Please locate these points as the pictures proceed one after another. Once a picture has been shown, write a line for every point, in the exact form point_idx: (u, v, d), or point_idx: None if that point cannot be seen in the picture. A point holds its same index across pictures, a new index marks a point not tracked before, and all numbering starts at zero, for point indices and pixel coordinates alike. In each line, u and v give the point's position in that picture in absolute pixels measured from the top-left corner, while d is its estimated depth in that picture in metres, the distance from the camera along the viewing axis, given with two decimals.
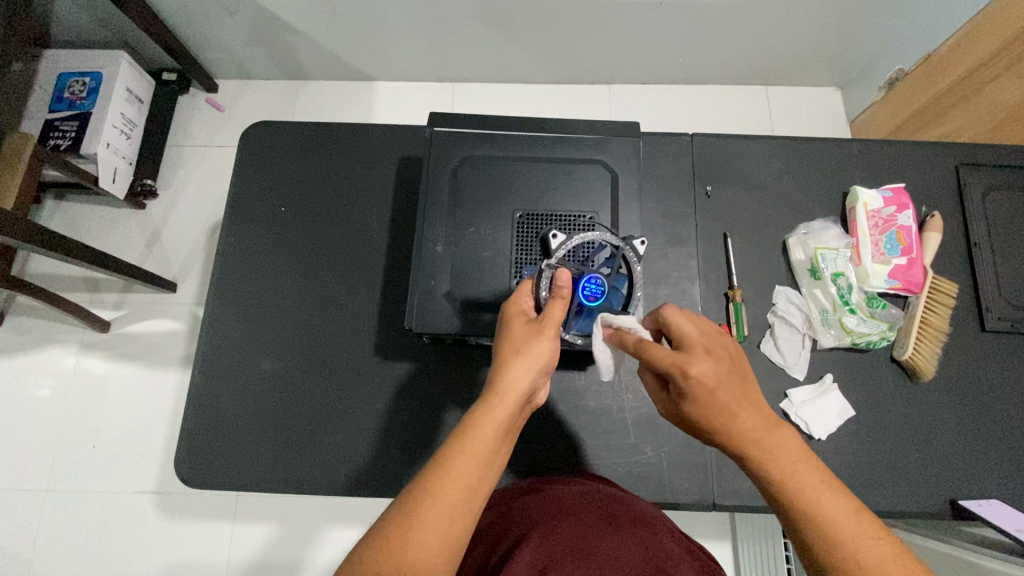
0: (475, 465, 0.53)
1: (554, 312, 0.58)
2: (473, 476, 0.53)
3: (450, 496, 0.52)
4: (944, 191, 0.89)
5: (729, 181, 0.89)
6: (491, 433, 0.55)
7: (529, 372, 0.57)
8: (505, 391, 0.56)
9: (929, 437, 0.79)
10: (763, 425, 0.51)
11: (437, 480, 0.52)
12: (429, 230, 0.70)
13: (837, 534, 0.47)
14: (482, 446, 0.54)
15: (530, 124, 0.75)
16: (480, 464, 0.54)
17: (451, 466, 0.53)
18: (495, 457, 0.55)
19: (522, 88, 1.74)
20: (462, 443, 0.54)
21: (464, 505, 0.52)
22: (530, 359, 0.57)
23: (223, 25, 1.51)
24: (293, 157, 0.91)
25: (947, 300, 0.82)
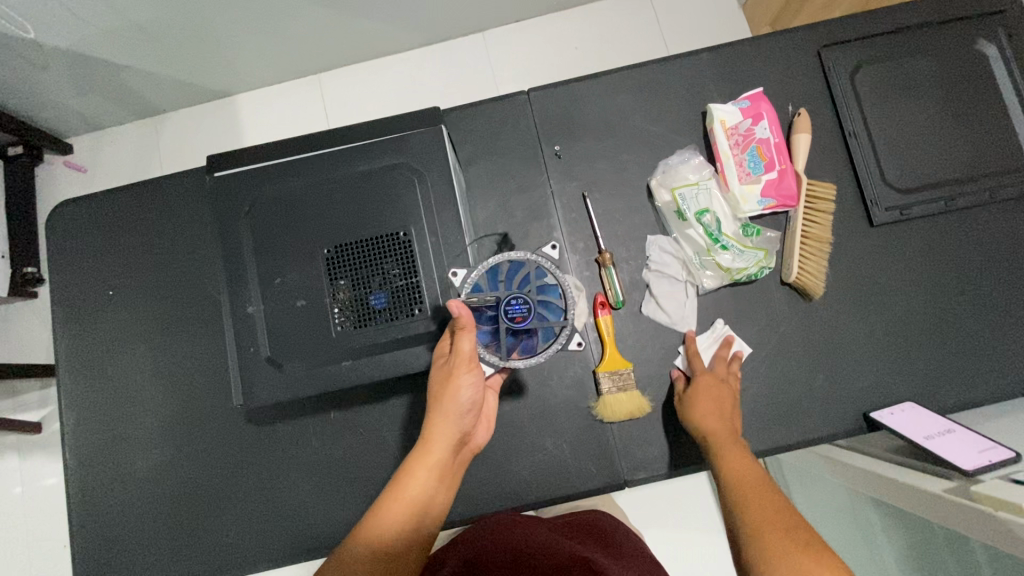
0: (408, 510, 0.59)
1: (463, 348, 0.58)
2: (408, 521, 0.59)
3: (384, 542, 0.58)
4: (810, 81, 0.80)
5: (577, 133, 0.81)
6: (421, 479, 0.60)
7: (449, 416, 0.61)
8: (430, 439, 0.61)
9: (833, 353, 0.75)
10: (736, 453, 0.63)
11: (372, 526, 0.58)
12: (236, 291, 0.63)
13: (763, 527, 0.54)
14: (414, 492, 0.60)
15: (319, 140, 0.66)
16: (412, 508, 0.60)
17: (385, 513, 0.59)
18: (429, 500, 0.61)
19: (392, 62, 1.60)
20: (396, 490, 0.60)
21: (399, 546, 0.58)
22: (450, 406, 0.61)
23: (42, 82, 1.36)
24: (108, 232, 0.82)
25: (826, 207, 0.75)
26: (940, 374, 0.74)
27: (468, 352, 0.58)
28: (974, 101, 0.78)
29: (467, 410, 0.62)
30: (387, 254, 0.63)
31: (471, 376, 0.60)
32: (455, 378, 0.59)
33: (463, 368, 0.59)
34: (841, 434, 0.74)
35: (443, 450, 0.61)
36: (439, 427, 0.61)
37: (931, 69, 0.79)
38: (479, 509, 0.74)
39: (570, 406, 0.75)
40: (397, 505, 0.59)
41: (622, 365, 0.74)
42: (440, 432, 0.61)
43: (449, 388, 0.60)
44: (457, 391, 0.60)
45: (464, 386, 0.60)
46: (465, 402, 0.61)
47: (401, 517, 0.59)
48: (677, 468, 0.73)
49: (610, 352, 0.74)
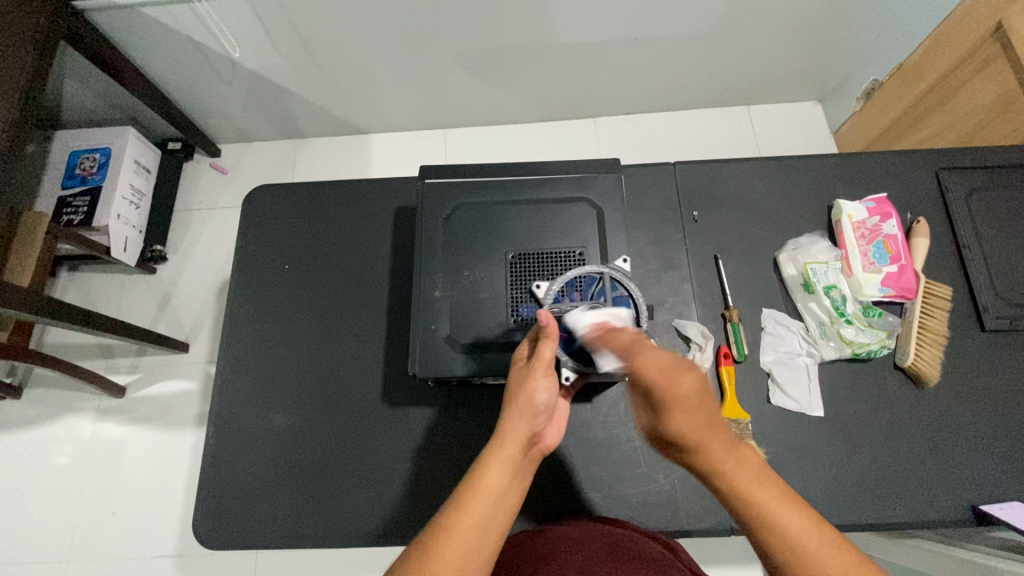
0: (489, 504, 0.56)
1: (543, 352, 0.62)
2: (489, 515, 0.56)
3: (468, 534, 0.54)
4: (927, 196, 0.91)
5: (714, 204, 0.92)
6: (497, 471, 0.58)
7: (523, 417, 0.62)
8: (503, 434, 0.61)
9: (943, 442, 0.79)
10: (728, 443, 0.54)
11: (453, 517, 0.55)
12: (427, 276, 0.73)
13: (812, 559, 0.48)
14: (492, 484, 0.57)
15: (515, 168, 0.79)
16: (492, 503, 0.56)
17: (467, 504, 0.56)
18: (508, 495, 0.58)
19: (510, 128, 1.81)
20: (475, 483, 0.57)
21: (481, 542, 0.54)
22: (523, 403, 0.62)
23: (222, 94, 1.59)
24: (295, 215, 0.95)
25: (942, 304, 0.83)
26: None
27: (548, 356, 0.62)
28: None
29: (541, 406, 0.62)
30: (561, 268, 0.73)
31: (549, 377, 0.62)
32: (534, 379, 0.62)
33: (540, 369, 0.62)
34: (948, 523, 0.76)
35: (516, 448, 0.60)
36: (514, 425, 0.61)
37: None
38: None
39: None
40: (478, 498, 0.56)
41: (741, 415, 0.79)
42: (514, 428, 0.61)
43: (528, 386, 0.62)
44: (535, 390, 0.62)
45: (540, 387, 0.62)
46: (540, 403, 0.62)
47: (483, 510, 0.56)
48: None
49: (730, 399, 0.79)
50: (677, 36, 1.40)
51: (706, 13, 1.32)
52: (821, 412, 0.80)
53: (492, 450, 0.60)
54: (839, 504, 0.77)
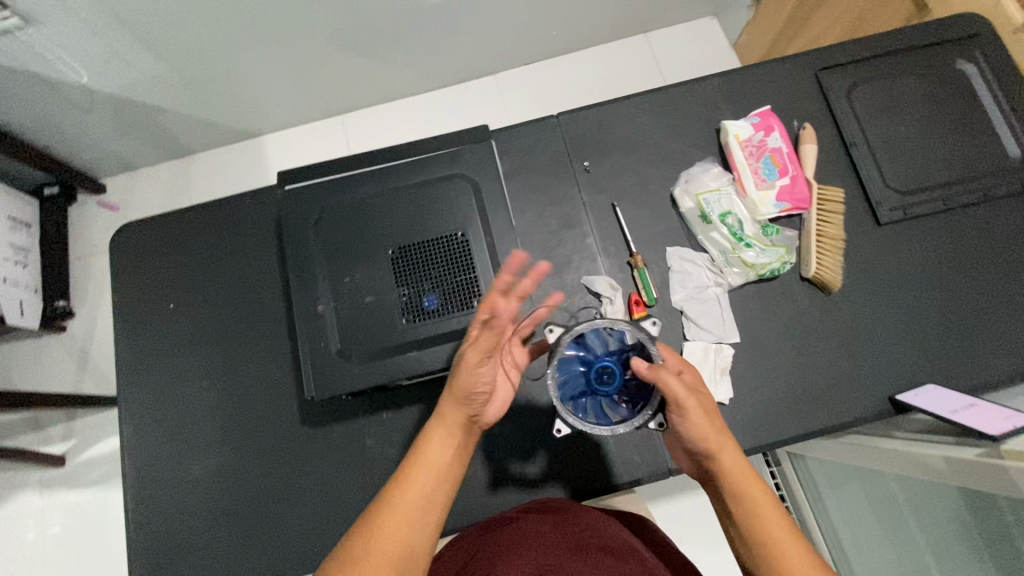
0: (428, 481, 0.56)
1: (480, 343, 0.56)
2: (422, 496, 0.55)
3: (407, 513, 0.54)
4: (811, 100, 0.90)
5: (604, 150, 0.89)
6: (436, 451, 0.57)
7: (459, 396, 0.58)
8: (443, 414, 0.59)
9: (856, 343, 0.80)
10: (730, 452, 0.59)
11: (395, 496, 0.55)
12: (307, 292, 0.69)
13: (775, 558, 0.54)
14: (434, 461, 0.57)
15: (380, 156, 0.73)
16: (429, 480, 0.56)
17: (406, 481, 0.56)
18: (445, 474, 0.57)
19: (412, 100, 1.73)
20: (413, 460, 0.57)
21: (415, 522, 0.54)
22: (461, 387, 0.58)
23: (84, 125, 1.43)
24: (169, 249, 0.88)
25: (836, 209, 0.83)
26: (956, 358, 0.79)
27: (488, 344, 0.56)
28: (962, 114, 0.88)
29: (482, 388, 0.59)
30: (446, 254, 0.69)
31: (484, 363, 0.57)
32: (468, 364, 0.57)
33: (473, 357, 0.56)
34: (868, 416, 0.78)
35: (459, 427, 0.59)
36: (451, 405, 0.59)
37: (920, 88, 0.89)
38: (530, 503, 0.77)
39: None
40: (418, 472, 0.56)
41: None
42: (450, 409, 0.59)
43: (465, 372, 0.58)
44: (472, 376, 0.57)
45: (478, 370, 0.57)
46: (479, 384, 0.58)
47: (423, 485, 0.56)
48: None
49: None
50: None
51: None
52: (739, 338, 0.81)
53: (432, 429, 0.59)
54: (769, 423, 0.78)
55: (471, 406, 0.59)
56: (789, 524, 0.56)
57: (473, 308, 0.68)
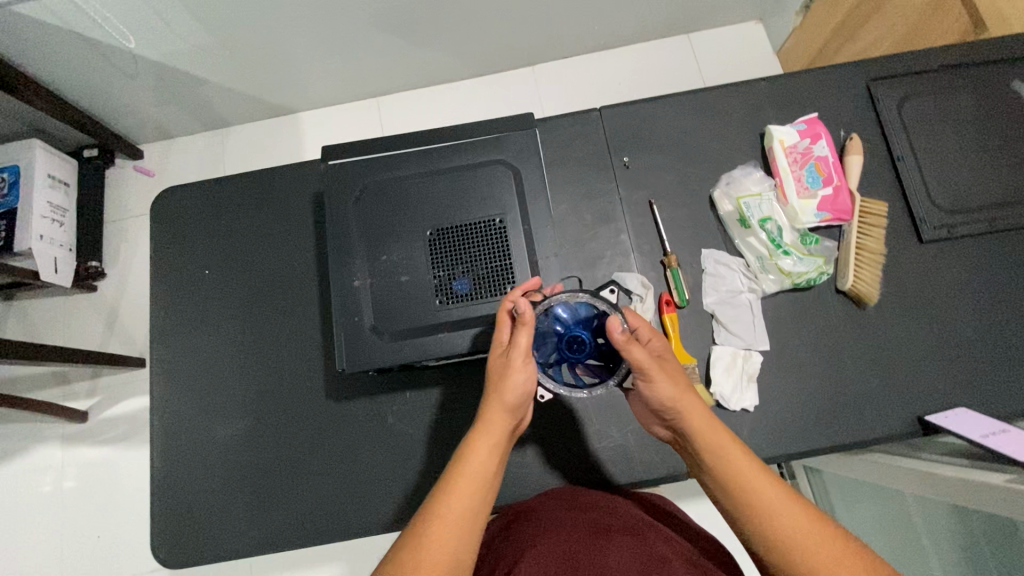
0: (475, 489, 0.56)
1: (519, 339, 0.60)
2: (472, 506, 0.55)
3: (457, 519, 0.54)
4: (860, 111, 0.88)
5: (645, 147, 0.88)
6: (482, 461, 0.57)
7: (505, 404, 0.60)
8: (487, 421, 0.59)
9: (888, 359, 0.79)
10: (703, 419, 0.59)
11: (443, 504, 0.54)
12: (344, 267, 0.70)
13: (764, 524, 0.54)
14: (478, 470, 0.57)
15: (425, 137, 0.74)
16: (474, 488, 0.56)
17: (454, 490, 0.55)
18: (490, 485, 0.57)
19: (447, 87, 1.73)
20: (459, 468, 0.56)
21: (467, 531, 0.54)
22: (506, 394, 0.60)
23: (127, 91, 1.46)
24: (209, 215, 0.89)
25: (878, 222, 0.82)
26: (991, 383, 0.77)
27: (525, 345, 0.60)
28: (1016, 135, 0.85)
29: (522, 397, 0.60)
30: (483, 239, 0.69)
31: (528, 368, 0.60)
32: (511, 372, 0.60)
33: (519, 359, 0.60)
34: (894, 435, 0.77)
35: (503, 436, 0.60)
36: (494, 413, 0.60)
37: (974, 106, 0.87)
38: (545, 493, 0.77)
39: None
40: (465, 481, 0.56)
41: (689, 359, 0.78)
42: (493, 416, 0.60)
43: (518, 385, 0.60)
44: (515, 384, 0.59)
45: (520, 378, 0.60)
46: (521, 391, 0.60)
47: (471, 494, 0.55)
48: None
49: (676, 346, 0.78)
50: None
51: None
52: (769, 345, 0.80)
53: (475, 437, 0.59)
54: (793, 433, 0.78)
55: (513, 415, 0.61)
56: (758, 465, 0.57)
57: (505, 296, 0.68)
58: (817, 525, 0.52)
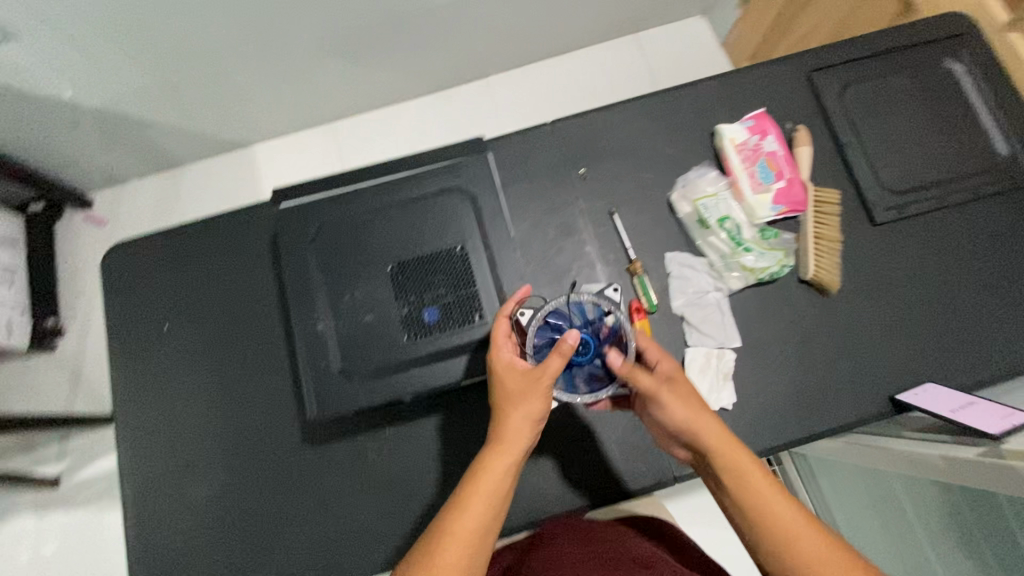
0: (487, 506, 0.56)
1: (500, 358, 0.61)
2: (484, 524, 0.55)
3: (468, 538, 0.54)
4: (804, 102, 0.90)
5: (600, 156, 0.88)
6: (496, 478, 0.57)
7: (524, 416, 0.59)
8: (505, 436, 0.59)
9: (855, 343, 0.81)
10: (723, 438, 0.60)
11: (455, 521, 0.55)
12: (306, 312, 0.68)
13: (789, 549, 0.54)
14: (492, 487, 0.57)
15: (377, 171, 0.73)
16: (487, 506, 0.56)
17: (467, 509, 0.56)
18: (504, 499, 0.57)
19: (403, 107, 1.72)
20: (474, 485, 0.57)
21: (478, 548, 0.55)
22: (524, 408, 0.59)
23: (68, 140, 1.41)
24: (164, 268, 0.86)
25: (832, 210, 0.84)
26: (954, 356, 0.80)
27: (506, 361, 0.61)
28: (949, 114, 0.89)
29: (540, 413, 0.60)
30: (446, 268, 0.68)
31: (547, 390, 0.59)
32: (530, 390, 0.59)
33: (538, 377, 0.59)
34: (869, 417, 0.79)
35: (520, 452, 0.59)
36: (512, 428, 0.59)
37: (908, 89, 0.90)
38: (536, 515, 0.77)
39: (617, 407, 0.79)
40: (478, 500, 0.56)
41: None
42: (512, 430, 0.59)
43: (532, 395, 0.59)
44: (531, 401, 0.59)
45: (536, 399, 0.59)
46: (539, 407, 0.59)
47: (483, 513, 0.56)
48: None
49: None
50: None
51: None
52: (741, 341, 0.81)
53: (491, 452, 0.58)
54: (773, 426, 0.78)
55: (534, 429, 0.60)
56: (773, 482, 0.58)
57: (479, 323, 0.67)
58: (836, 551, 0.53)
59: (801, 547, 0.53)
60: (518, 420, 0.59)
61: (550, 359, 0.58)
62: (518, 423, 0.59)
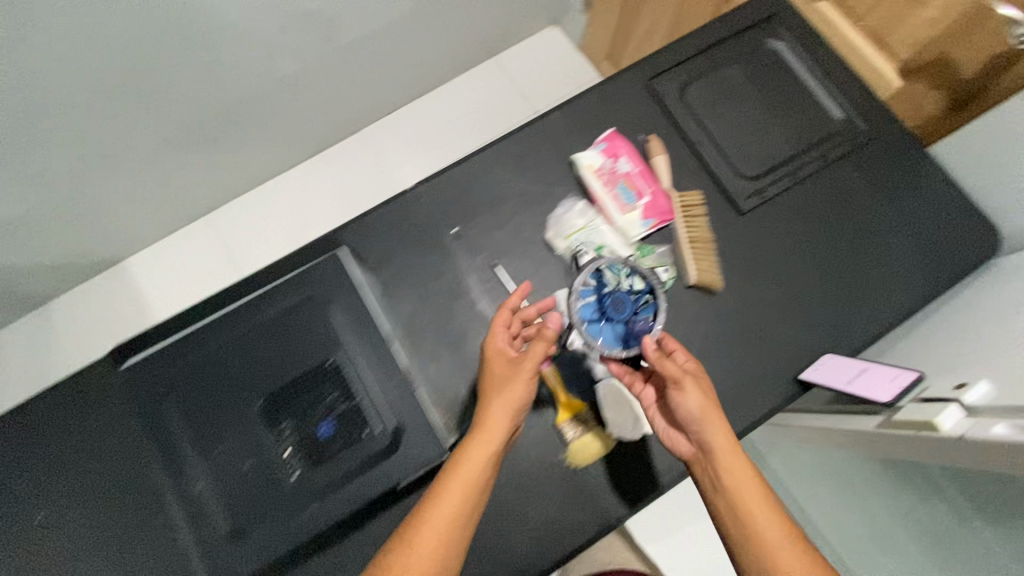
0: (464, 494, 0.63)
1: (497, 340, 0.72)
2: (464, 504, 0.62)
3: (445, 521, 0.61)
4: (651, 110, 0.92)
5: (469, 212, 0.87)
6: (476, 469, 0.64)
7: (504, 408, 0.68)
8: (487, 426, 0.67)
9: (753, 334, 0.83)
10: (724, 435, 0.65)
11: (432, 505, 0.62)
12: (180, 475, 0.72)
13: (753, 534, 0.61)
14: (470, 476, 0.63)
15: (225, 318, 0.77)
16: (464, 495, 0.62)
17: (446, 496, 0.62)
18: (481, 488, 0.64)
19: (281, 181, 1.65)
20: (455, 473, 0.63)
21: (454, 532, 0.61)
22: (506, 401, 0.68)
23: None
24: (17, 451, 0.75)
25: (698, 211, 0.86)
26: (844, 322, 0.83)
27: (500, 347, 0.72)
28: (784, 91, 0.93)
29: (520, 405, 0.68)
30: (313, 396, 0.75)
31: (527, 383, 0.69)
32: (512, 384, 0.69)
33: (523, 371, 0.69)
34: (783, 402, 0.80)
35: (500, 441, 0.67)
36: (494, 420, 0.67)
37: (743, 75, 0.93)
38: None
39: (546, 463, 0.77)
40: (457, 486, 0.63)
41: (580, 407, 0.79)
42: (494, 421, 0.67)
43: (514, 386, 0.69)
44: (513, 395, 0.68)
45: (519, 390, 0.69)
46: (517, 400, 0.68)
47: (459, 499, 0.62)
48: (656, 487, 0.78)
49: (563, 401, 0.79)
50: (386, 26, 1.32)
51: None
52: None
53: (473, 441, 0.66)
54: None
55: (512, 421, 0.68)
56: (756, 479, 0.64)
57: (356, 438, 0.74)
58: (789, 538, 0.61)
59: (763, 534, 0.61)
60: (498, 409, 0.67)
61: (536, 346, 0.71)
62: (499, 413, 0.67)
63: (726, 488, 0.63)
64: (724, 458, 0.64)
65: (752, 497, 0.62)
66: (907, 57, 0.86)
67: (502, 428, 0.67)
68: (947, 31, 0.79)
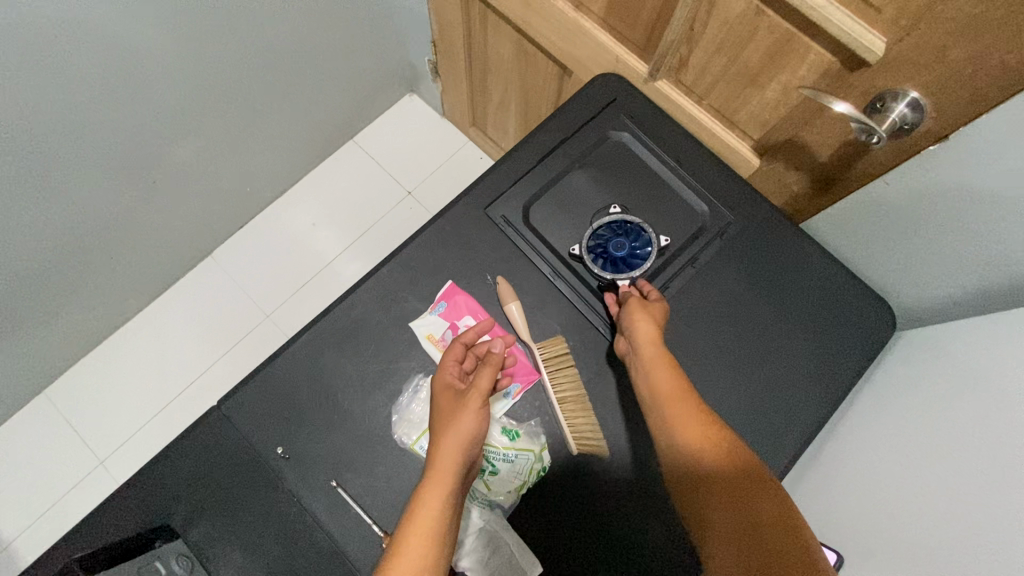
0: (427, 539, 0.53)
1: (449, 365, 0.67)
2: (427, 558, 0.52)
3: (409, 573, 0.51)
4: (494, 244, 0.78)
5: (294, 423, 0.70)
6: (432, 513, 0.55)
7: (456, 441, 0.61)
8: (439, 462, 0.59)
9: (654, 499, 0.70)
10: (672, 391, 0.64)
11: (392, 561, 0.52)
12: None
13: (721, 483, 0.55)
14: (427, 520, 0.55)
15: None
16: (426, 541, 0.53)
17: (404, 546, 0.53)
18: (443, 530, 0.55)
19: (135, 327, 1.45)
20: (410, 522, 0.55)
21: None
22: (456, 433, 0.61)
23: None
24: None
25: (566, 363, 0.74)
26: None
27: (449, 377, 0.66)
28: (640, 189, 0.81)
29: (473, 434, 0.62)
30: None
31: (475, 409, 0.63)
32: (462, 412, 0.62)
33: (473, 400, 0.63)
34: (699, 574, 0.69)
35: (455, 475, 0.59)
36: (446, 454, 0.60)
37: (591, 181, 0.81)
38: None
39: None
40: (414, 533, 0.54)
41: None
42: (446, 453, 0.60)
43: (462, 414, 0.62)
44: (463, 422, 0.62)
45: (469, 417, 0.62)
46: (467, 430, 0.62)
47: (421, 544, 0.53)
48: None
49: None
50: (203, 139, 1.19)
51: (187, 94, 1.06)
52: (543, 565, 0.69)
53: (427, 483, 0.58)
54: None
55: (467, 454, 0.61)
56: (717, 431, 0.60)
57: None
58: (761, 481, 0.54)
59: (732, 481, 0.55)
60: (449, 441, 0.60)
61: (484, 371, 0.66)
62: (450, 443, 0.61)
63: (684, 450, 0.60)
64: (673, 413, 0.62)
65: (712, 447, 0.58)
66: (758, 136, 0.78)
67: (455, 455, 0.60)
68: (790, 115, 0.70)
